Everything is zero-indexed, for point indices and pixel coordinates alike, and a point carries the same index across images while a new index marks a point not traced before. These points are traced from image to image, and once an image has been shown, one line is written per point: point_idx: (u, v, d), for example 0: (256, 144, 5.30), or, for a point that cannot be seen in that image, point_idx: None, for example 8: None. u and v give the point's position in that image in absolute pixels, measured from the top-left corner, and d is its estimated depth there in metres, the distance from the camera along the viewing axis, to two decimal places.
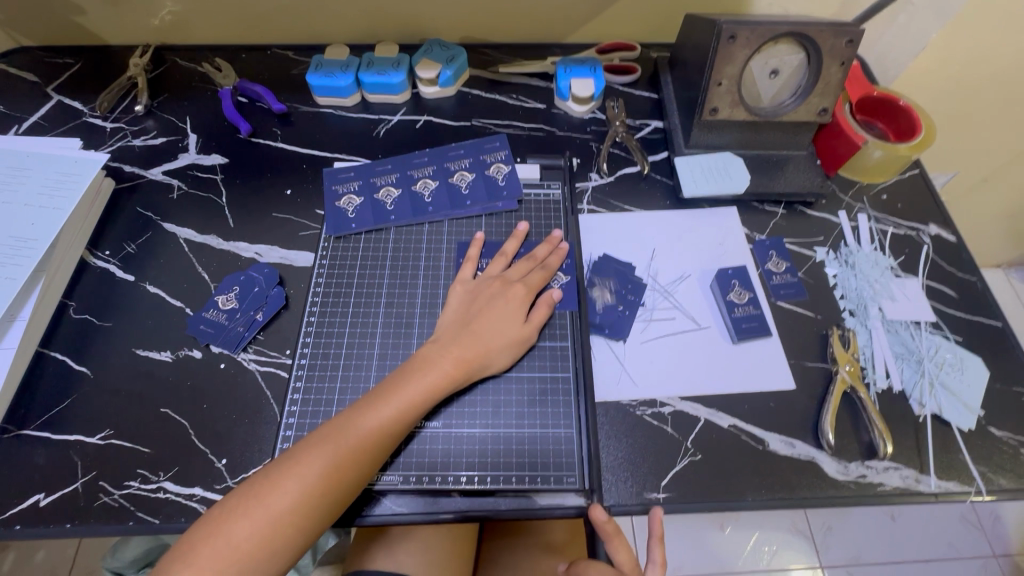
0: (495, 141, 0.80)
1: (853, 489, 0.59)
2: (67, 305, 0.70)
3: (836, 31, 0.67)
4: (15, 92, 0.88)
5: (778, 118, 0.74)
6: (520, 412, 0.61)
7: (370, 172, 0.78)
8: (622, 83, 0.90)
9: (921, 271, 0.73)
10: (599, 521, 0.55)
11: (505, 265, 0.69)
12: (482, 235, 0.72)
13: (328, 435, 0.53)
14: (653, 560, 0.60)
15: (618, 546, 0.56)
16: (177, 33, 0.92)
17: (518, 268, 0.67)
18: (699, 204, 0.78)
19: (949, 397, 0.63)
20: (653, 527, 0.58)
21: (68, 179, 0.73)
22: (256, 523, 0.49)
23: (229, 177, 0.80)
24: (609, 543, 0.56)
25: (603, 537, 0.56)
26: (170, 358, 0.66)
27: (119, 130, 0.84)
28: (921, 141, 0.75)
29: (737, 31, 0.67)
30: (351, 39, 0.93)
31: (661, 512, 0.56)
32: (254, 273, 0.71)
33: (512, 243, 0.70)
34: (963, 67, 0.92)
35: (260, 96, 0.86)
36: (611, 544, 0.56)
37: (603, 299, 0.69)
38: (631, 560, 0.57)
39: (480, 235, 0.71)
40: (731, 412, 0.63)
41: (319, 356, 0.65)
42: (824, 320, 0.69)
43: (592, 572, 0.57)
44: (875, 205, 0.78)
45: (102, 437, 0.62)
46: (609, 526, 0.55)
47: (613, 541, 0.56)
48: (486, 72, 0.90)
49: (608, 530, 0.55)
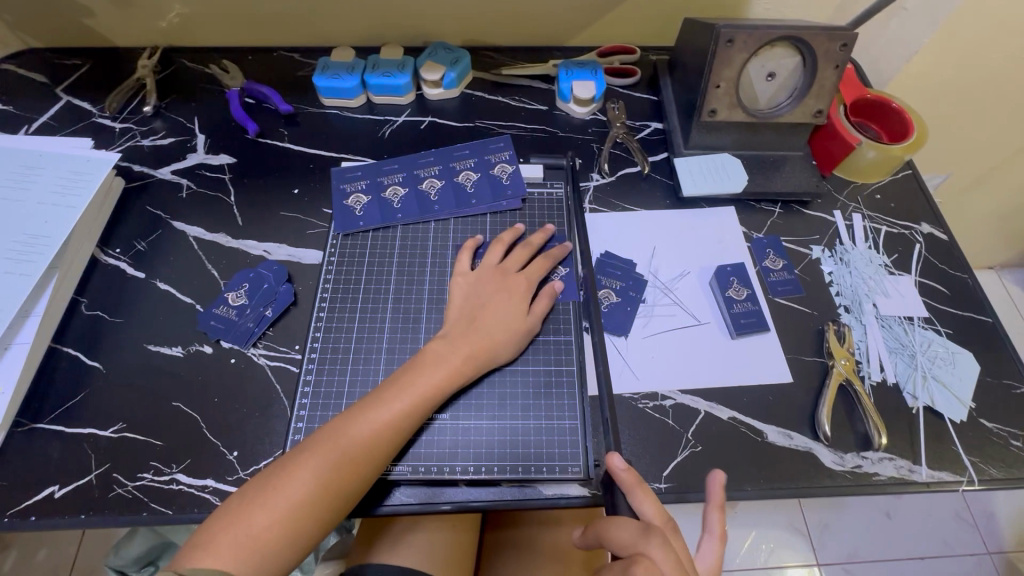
0: (499, 141, 0.82)
1: (848, 479, 0.61)
2: (79, 302, 0.71)
3: (830, 35, 0.69)
4: (25, 93, 0.89)
5: (774, 120, 0.76)
6: (525, 405, 0.63)
7: (377, 171, 0.79)
8: (622, 86, 0.91)
9: (914, 268, 0.75)
10: (618, 470, 0.54)
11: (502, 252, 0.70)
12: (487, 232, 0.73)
13: (341, 428, 0.54)
14: (710, 529, 0.56)
15: (644, 499, 0.53)
16: (185, 35, 0.93)
17: (517, 257, 0.70)
18: (699, 203, 0.80)
19: (940, 390, 0.65)
20: (713, 489, 0.56)
21: (80, 178, 0.74)
22: (274, 514, 0.50)
23: (237, 176, 0.82)
24: (633, 496, 0.53)
25: (624, 492, 0.54)
26: (181, 353, 0.68)
27: (128, 130, 0.86)
28: (913, 142, 0.77)
29: (735, 34, 0.69)
30: (357, 42, 0.95)
31: (718, 479, 0.56)
32: (263, 271, 0.72)
33: (511, 234, 0.72)
34: (953, 71, 0.94)
35: (267, 97, 0.87)
36: (635, 495, 0.53)
37: (609, 299, 0.71)
38: (664, 516, 0.53)
39: (473, 238, 0.72)
40: (731, 405, 0.65)
41: (328, 352, 0.66)
42: (820, 316, 0.71)
43: (617, 531, 0.51)
44: (869, 205, 0.80)
45: (115, 430, 0.63)
46: (628, 474, 0.54)
47: (636, 491, 0.53)
48: (489, 75, 0.92)
49: (628, 479, 0.54)
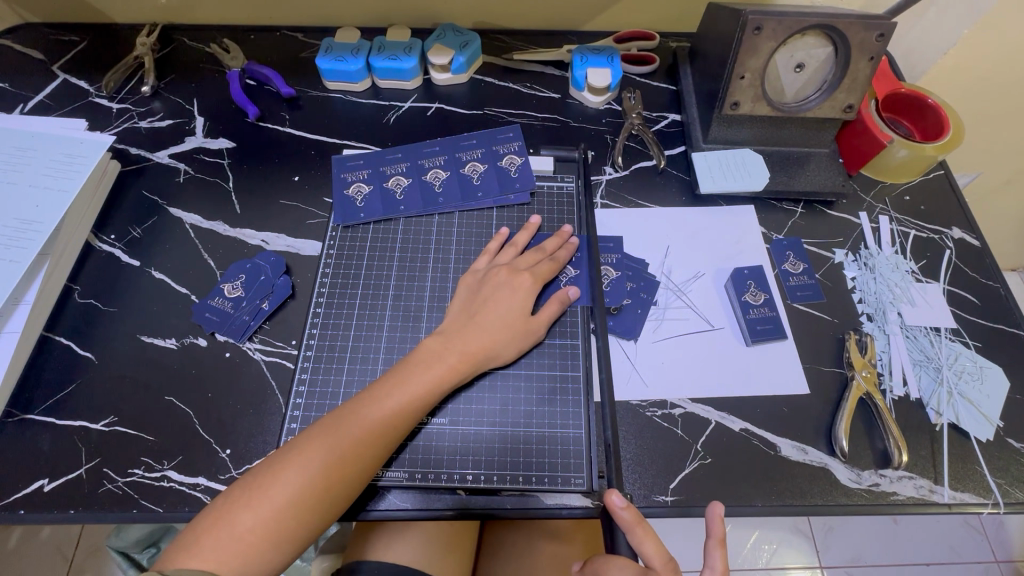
0: (509, 131, 0.78)
1: (864, 498, 0.58)
2: (72, 289, 0.69)
3: (866, 24, 0.64)
4: (20, 70, 0.86)
5: (800, 114, 0.72)
6: (529, 411, 0.60)
7: (380, 160, 0.76)
8: (639, 74, 0.87)
9: (943, 276, 0.71)
10: (618, 510, 0.50)
11: (514, 255, 0.67)
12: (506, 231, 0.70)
13: (331, 428, 0.52)
14: (710, 566, 0.52)
15: (645, 539, 0.50)
16: (185, 12, 0.90)
17: (527, 258, 0.66)
18: (716, 200, 0.76)
19: (967, 407, 0.62)
20: (713, 525, 0.51)
21: (74, 161, 0.71)
22: (259, 514, 0.48)
23: (236, 161, 0.79)
24: (633, 537, 0.50)
25: (624, 530, 0.51)
26: (175, 345, 0.66)
27: (125, 111, 0.83)
28: (948, 141, 0.72)
29: (763, 22, 0.65)
30: (363, 22, 0.91)
31: (715, 511, 0.52)
32: (260, 262, 0.70)
33: (522, 235, 0.69)
34: (993, 65, 0.89)
35: (269, 79, 0.84)
36: (635, 536, 0.50)
37: (608, 276, 0.69)
38: (666, 558, 0.50)
39: (502, 230, 0.70)
40: (743, 416, 0.62)
41: (325, 349, 0.64)
42: (840, 324, 0.67)
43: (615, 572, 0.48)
44: (897, 206, 0.76)
45: (106, 424, 0.61)
46: (628, 513, 0.50)
47: (636, 530, 0.50)
48: (500, 60, 0.88)
49: (629, 518, 0.50)
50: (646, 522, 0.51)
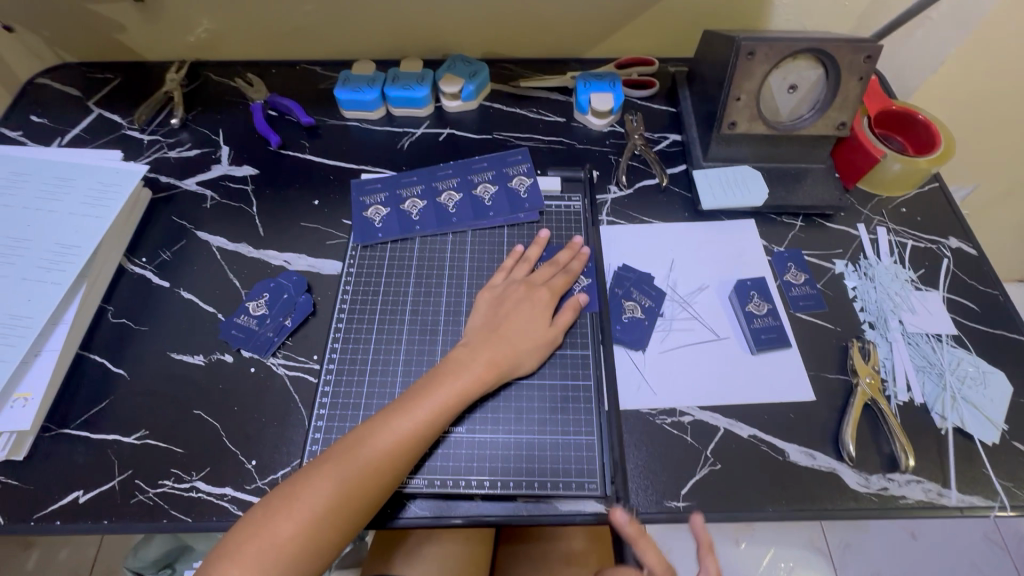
0: (518, 153, 0.82)
1: (874, 502, 0.59)
2: (105, 310, 0.73)
3: (854, 47, 0.68)
4: (58, 106, 0.92)
5: (795, 132, 0.76)
6: (542, 419, 0.63)
7: (396, 183, 0.80)
8: (641, 97, 0.91)
9: (941, 284, 0.73)
10: (621, 526, 0.55)
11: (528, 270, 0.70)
12: (520, 247, 0.73)
13: (363, 437, 0.54)
14: (705, 569, 0.59)
15: (647, 550, 0.56)
16: (211, 49, 0.96)
17: (541, 272, 0.69)
18: (718, 215, 0.79)
19: (971, 411, 0.63)
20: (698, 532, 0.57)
21: (109, 189, 0.76)
22: (297, 521, 0.50)
23: (259, 187, 0.83)
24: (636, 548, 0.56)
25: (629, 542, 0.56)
26: (203, 362, 0.69)
27: (155, 142, 0.88)
28: (940, 154, 0.75)
29: (756, 47, 0.69)
30: (378, 55, 0.97)
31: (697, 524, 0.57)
32: (283, 281, 0.73)
33: (533, 249, 0.72)
34: (981, 82, 0.92)
35: (289, 110, 0.89)
36: (637, 549, 0.56)
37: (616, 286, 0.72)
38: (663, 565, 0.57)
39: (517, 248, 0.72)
40: (751, 422, 0.64)
41: (346, 362, 0.67)
42: (843, 331, 0.69)
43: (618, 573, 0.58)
44: (894, 218, 0.78)
45: (138, 437, 0.64)
46: (632, 529, 0.55)
47: (639, 543, 0.55)
48: (507, 87, 0.93)
49: (632, 533, 0.55)
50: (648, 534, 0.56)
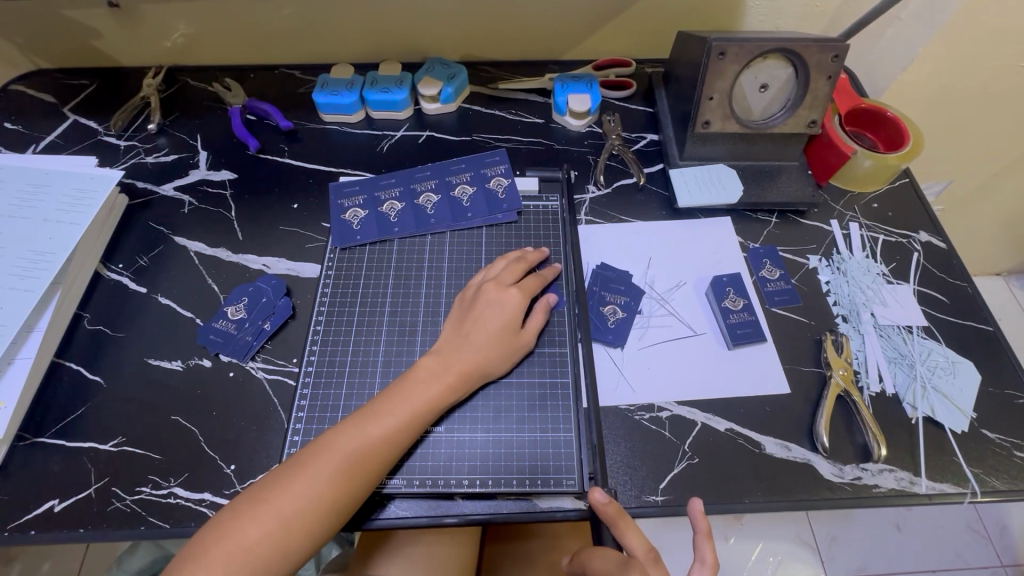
0: (495, 155, 0.83)
1: (846, 491, 0.60)
2: (81, 317, 0.72)
3: (822, 46, 0.69)
4: (33, 113, 0.91)
5: (768, 130, 0.77)
6: (520, 417, 0.63)
7: (375, 186, 0.80)
8: (618, 98, 0.92)
9: (912, 277, 0.75)
10: (600, 505, 0.53)
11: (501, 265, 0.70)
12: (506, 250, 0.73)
13: (335, 442, 0.54)
14: (700, 560, 0.54)
15: (628, 531, 0.53)
16: (189, 54, 0.96)
17: (510, 269, 0.69)
18: (694, 213, 0.80)
19: (940, 400, 0.65)
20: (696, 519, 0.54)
21: (85, 196, 0.75)
22: (263, 526, 0.50)
23: (237, 192, 0.83)
24: (617, 530, 0.53)
25: (608, 523, 0.53)
26: (181, 367, 0.68)
27: (133, 148, 0.88)
28: (909, 150, 0.77)
29: (726, 47, 0.70)
30: (357, 59, 0.97)
31: (697, 506, 0.54)
32: (262, 285, 0.73)
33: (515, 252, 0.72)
34: (950, 80, 0.94)
35: (268, 114, 0.89)
36: (619, 528, 0.53)
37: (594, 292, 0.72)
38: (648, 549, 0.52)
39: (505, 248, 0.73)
40: (727, 416, 0.64)
41: (325, 366, 0.67)
42: (817, 325, 0.71)
43: (598, 561, 0.52)
44: (866, 214, 0.80)
45: (115, 444, 0.64)
46: (611, 508, 0.53)
47: (620, 524, 0.53)
48: (486, 90, 0.93)
49: (612, 513, 0.53)
50: (628, 515, 0.54)
